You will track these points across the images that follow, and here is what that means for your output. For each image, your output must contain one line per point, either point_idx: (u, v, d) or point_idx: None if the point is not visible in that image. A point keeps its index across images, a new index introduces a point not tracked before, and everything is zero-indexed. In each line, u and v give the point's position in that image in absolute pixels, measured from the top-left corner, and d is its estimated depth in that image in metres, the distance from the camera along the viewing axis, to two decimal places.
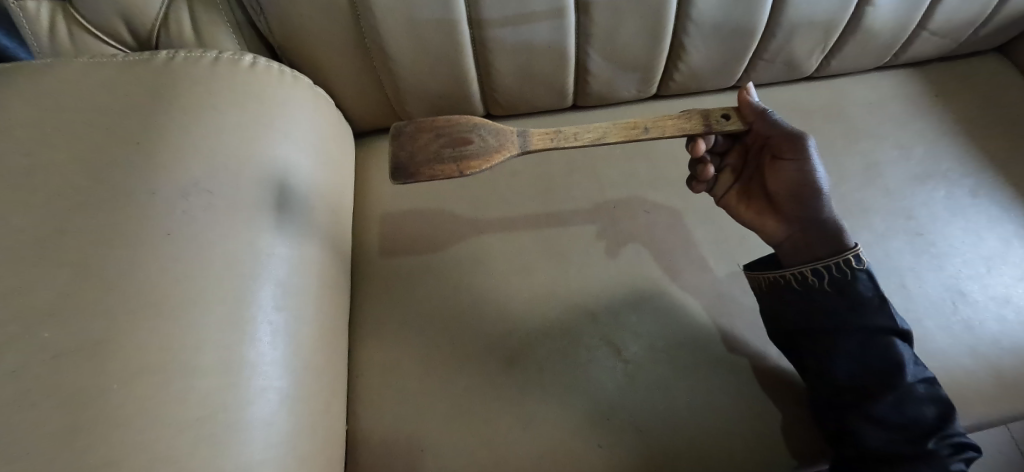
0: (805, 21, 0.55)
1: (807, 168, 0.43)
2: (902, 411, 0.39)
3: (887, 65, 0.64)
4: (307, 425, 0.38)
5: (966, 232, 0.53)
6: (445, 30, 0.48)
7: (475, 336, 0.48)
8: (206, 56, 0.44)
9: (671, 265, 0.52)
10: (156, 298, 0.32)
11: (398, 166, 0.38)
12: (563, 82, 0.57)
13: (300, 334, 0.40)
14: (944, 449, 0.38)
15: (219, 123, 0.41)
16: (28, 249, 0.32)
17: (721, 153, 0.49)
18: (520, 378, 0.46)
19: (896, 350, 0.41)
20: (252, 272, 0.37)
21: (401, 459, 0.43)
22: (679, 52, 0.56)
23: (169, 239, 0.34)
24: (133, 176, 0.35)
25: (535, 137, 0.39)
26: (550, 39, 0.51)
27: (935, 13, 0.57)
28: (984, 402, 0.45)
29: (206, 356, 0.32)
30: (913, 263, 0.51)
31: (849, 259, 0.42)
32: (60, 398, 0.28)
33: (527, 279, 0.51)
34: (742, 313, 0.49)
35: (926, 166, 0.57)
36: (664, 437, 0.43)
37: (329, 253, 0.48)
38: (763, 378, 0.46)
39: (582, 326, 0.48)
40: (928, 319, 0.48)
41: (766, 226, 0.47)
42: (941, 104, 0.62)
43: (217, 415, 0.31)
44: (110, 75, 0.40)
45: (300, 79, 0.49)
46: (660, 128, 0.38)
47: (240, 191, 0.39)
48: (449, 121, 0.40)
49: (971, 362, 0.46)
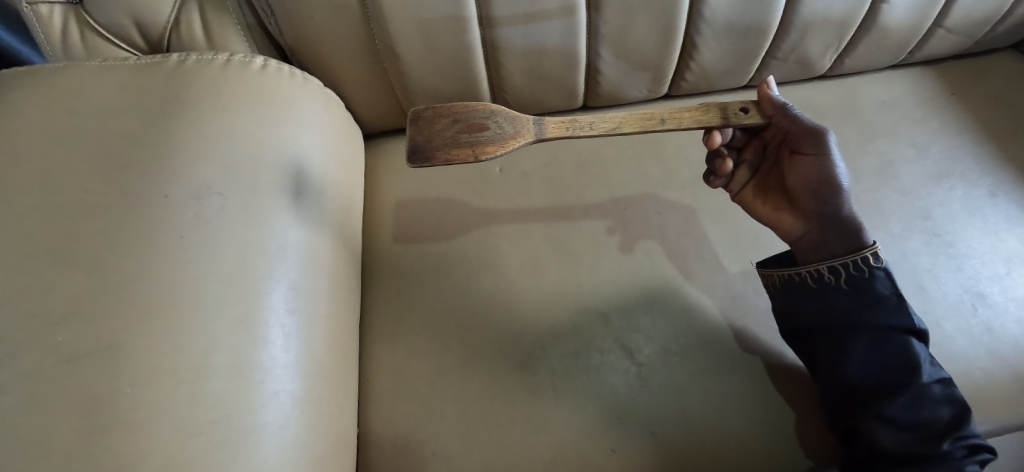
0: (819, 19, 0.54)
1: (826, 163, 0.42)
2: (915, 412, 0.38)
3: (902, 63, 0.64)
4: (318, 427, 0.38)
5: (984, 232, 0.52)
6: (456, 30, 0.48)
7: (487, 337, 0.48)
8: (217, 59, 0.44)
9: (684, 267, 0.51)
10: (167, 302, 0.32)
11: (415, 149, 0.38)
12: (574, 83, 0.57)
13: (311, 336, 0.40)
14: (958, 450, 0.37)
15: (230, 126, 0.40)
16: (42, 255, 0.32)
17: (738, 148, 0.50)
18: (532, 380, 0.45)
19: (912, 350, 0.40)
20: (264, 274, 0.37)
21: (412, 461, 0.43)
22: (692, 51, 0.55)
23: (181, 243, 0.34)
24: (146, 179, 0.35)
25: (550, 125, 0.39)
26: (560, 39, 0.51)
27: (952, 9, 0.56)
28: (1006, 407, 0.44)
29: (218, 360, 0.32)
30: (930, 264, 0.50)
31: (867, 257, 0.42)
32: (74, 404, 0.28)
33: (538, 281, 0.50)
34: (756, 314, 0.49)
35: (942, 166, 0.56)
36: (676, 440, 0.42)
37: (340, 253, 0.47)
38: (776, 377, 0.45)
39: (595, 328, 0.48)
40: (947, 322, 0.47)
41: (783, 222, 0.46)
42: (957, 102, 0.61)
43: (229, 418, 0.31)
44: (123, 78, 0.41)
45: (310, 81, 0.49)
46: (676, 120, 0.38)
47: (250, 193, 0.39)
48: (467, 106, 0.40)
49: (992, 365, 0.45)
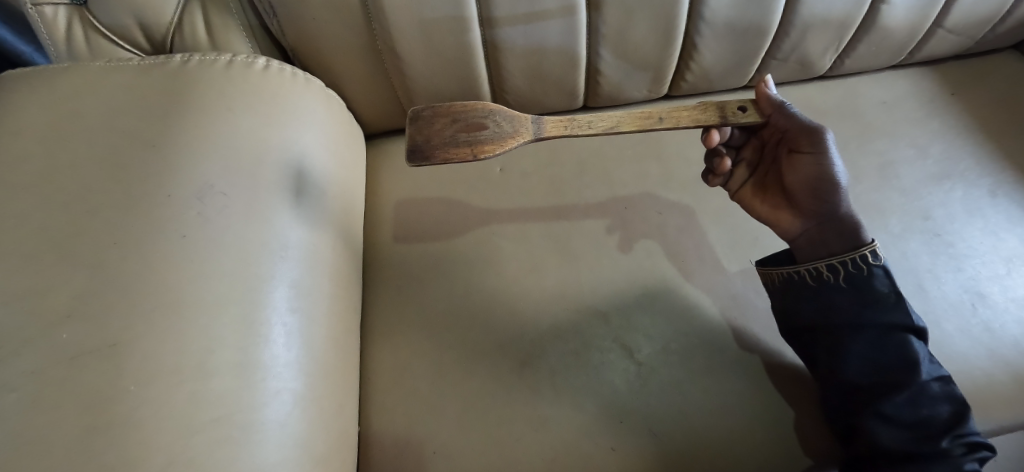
0: (819, 20, 0.54)
1: (824, 162, 0.42)
2: (914, 410, 0.39)
3: (902, 64, 0.64)
4: (320, 425, 0.38)
5: (984, 232, 0.52)
6: (456, 31, 0.48)
7: (487, 336, 0.48)
8: (220, 59, 0.44)
9: (684, 267, 0.51)
10: (169, 301, 0.32)
11: (414, 149, 0.38)
12: (574, 83, 0.57)
13: (313, 335, 0.40)
14: (957, 448, 0.37)
15: (232, 126, 0.41)
16: (46, 254, 0.32)
17: (737, 147, 0.50)
18: (531, 380, 0.45)
19: (911, 348, 0.40)
20: (266, 273, 0.37)
21: (412, 460, 0.43)
22: (692, 51, 0.55)
23: (184, 242, 0.34)
24: (149, 178, 0.36)
25: (549, 124, 0.39)
26: (560, 39, 0.51)
27: (951, 10, 0.56)
28: (1006, 407, 0.44)
29: (220, 358, 0.32)
30: (930, 264, 0.50)
31: (866, 255, 0.42)
32: (78, 401, 0.28)
33: (538, 280, 0.51)
34: (756, 314, 0.49)
35: (943, 166, 0.56)
36: (675, 439, 0.43)
37: (341, 252, 0.47)
38: (775, 376, 0.46)
39: (595, 327, 0.48)
40: (947, 322, 0.47)
41: (781, 220, 0.46)
42: (958, 103, 0.61)
43: (232, 416, 0.31)
44: (127, 78, 0.41)
45: (312, 81, 0.49)
46: (674, 119, 0.39)
47: (252, 192, 0.39)
48: (466, 106, 0.40)
49: (992, 365, 0.45)
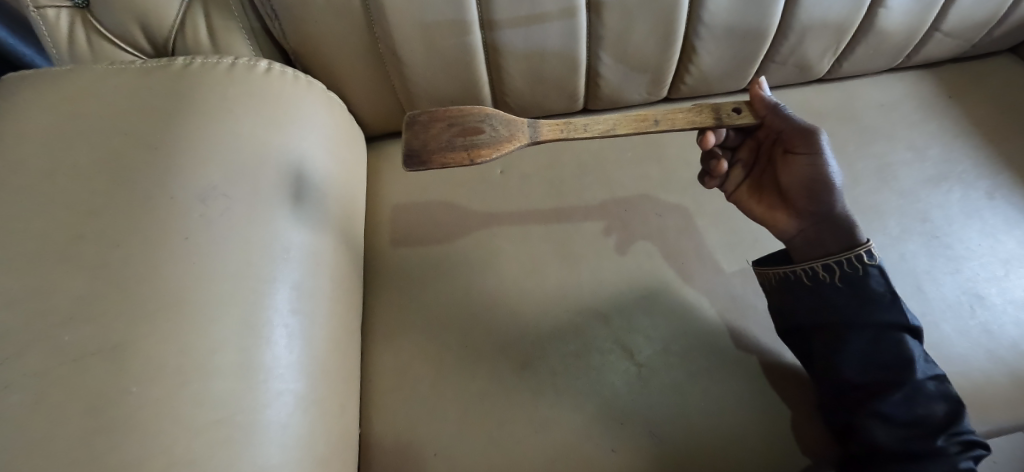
0: (817, 23, 0.55)
1: (819, 162, 0.42)
2: (910, 408, 0.39)
3: (900, 67, 0.64)
4: (321, 426, 0.38)
5: (981, 234, 0.52)
6: (457, 33, 0.49)
7: (487, 338, 0.48)
8: (222, 62, 0.44)
9: (683, 268, 0.52)
10: (172, 302, 0.32)
11: (410, 153, 0.38)
12: (574, 86, 0.57)
13: (314, 336, 0.40)
14: (952, 446, 0.37)
15: (234, 128, 0.41)
16: (48, 256, 0.32)
17: (733, 148, 0.50)
18: (532, 381, 0.46)
19: (906, 347, 0.40)
20: (268, 275, 0.38)
21: (412, 460, 0.43)
22: (691, 54, 0.56)
23: (186, 243, 0.34)
24: (152, 180, 0.36)
25: (545, 128, 0.40)
26: (560, 42, 0.51)
27: (948, 13, 0.56)
28: (1005, 408, 0.44)
29: (223, 359, 0.33)
30: (929, 265, 0.50)
31: (860, 255, 0.42)
32: (79, 402, 0.28)
33: (538, 282, 0.51)
34: (754, 315, 0.49)
35: (940, 168, 0.56)
36: (675, 440, 0.43)
37: (342, 254, 0.48)
38: (773, 377, 0.46)
39: (595, 328, 0.48)
40: (946, 323, 0.47)
41: (778, 220, 0.46)
42: (955, 105, 0.61)
43: (234, 417, 0.32)
44: (129, 81, 0.41)
45: (314, 84, 0.50)
46: (670, 121, 0.39)
47: (255, 194, 0.39)
48: (462, 111, 0.40)
49: (991, 366, 0.45)
